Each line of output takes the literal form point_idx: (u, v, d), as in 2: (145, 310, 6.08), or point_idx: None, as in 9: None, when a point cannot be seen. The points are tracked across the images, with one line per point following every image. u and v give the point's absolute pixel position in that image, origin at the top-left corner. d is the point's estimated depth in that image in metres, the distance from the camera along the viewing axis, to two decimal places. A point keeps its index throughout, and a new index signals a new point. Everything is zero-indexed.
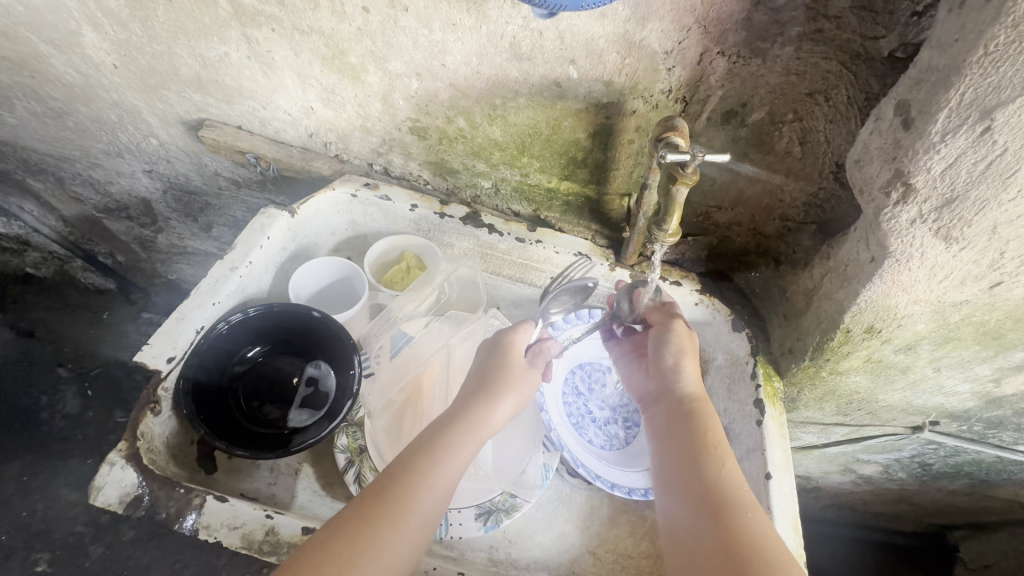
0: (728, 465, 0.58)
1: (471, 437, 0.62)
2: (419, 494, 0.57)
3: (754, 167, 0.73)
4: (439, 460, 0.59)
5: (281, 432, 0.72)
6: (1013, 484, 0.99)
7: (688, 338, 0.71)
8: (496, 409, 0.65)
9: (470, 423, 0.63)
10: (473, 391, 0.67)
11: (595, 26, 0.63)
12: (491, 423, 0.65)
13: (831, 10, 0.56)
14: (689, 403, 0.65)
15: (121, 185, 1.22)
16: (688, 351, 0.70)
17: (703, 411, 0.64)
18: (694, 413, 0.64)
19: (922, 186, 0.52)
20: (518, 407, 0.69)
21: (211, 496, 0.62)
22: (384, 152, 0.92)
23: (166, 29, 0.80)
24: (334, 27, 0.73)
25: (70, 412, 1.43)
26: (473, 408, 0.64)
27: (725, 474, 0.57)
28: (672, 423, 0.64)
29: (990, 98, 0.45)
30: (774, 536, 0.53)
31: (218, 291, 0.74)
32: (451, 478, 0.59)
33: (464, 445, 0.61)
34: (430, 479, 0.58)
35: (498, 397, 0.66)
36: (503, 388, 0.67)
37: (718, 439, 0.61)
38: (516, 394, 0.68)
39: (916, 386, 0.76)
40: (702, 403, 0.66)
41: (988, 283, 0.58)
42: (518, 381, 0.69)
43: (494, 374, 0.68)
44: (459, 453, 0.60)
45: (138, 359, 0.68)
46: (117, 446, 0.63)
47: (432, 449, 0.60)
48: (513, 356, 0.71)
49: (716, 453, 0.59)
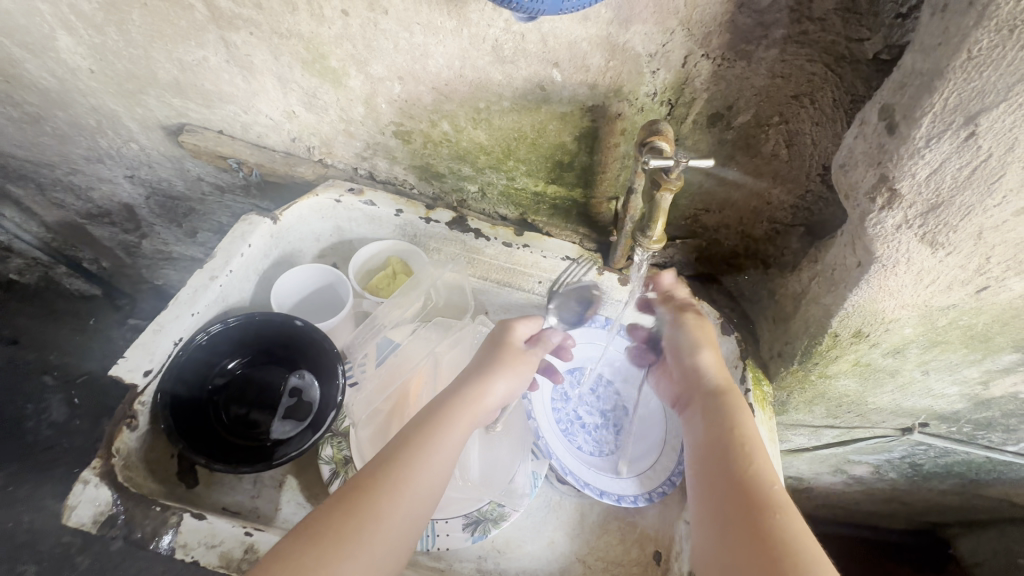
0: (760, 461, 0.55)
1: (466, 413, 0.61)
2: (416, 466, 0.55)
3: (741, 169, 0.72)
4: (434, 433, 0.58)
5: (263, 445, 0.71)
6: (1003, 483, 0.99)
7: (701, 329, 0.71)
8: (494, 389, 0.65)
9: (463, 399, 0.62)
10: (467, 372, 0.66)
11: (578, 28, 0.62)
12: (487, 400, 0.64)
13: (816, 12, 0.55)
14: (716, 395, 0.64)
15: (103, 191, 1.20)
16: (709, 343, 0.69)
17: (732, 403, 0.63)
18: (721, 406, 0.63)
19: (907, 192, 0.52)
20: (514, 387, 0.68)
21: (188, 513, 0.61)
22: (368, 156, 0.90)
23: (142, 33, 0.78)
24: (313, 31, 0.72)
25: (56, 421, 1.41)
26: (468, 385, 0.64)
27: (759, 471, 0.54)
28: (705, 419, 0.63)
29: (974, 103, 0.44)
30: (811, 536, 0.48)
31: (197, 301, 0.72)
32: (448, 452, 0.58)
33: (460, 420, 0.60)
34: (426, 451, 0.56)
35: (497, 376, 0.66)
36: (501, 368, 0.66)
37: (749, 433, 0.59)
38: (513, 375, 0.67)
39: (905, 389, 0.76)
40: (729, 395, 0.64)
41: (975, 287, 0.57)
42: (513, 359, 0.68)
43: (487, 354, 0.68)
44: (455, 428, 0.59)
45: (114, 373, 0.66)
46: (91, 464, 0.61)
47: (427, 423, 0.59)
48: (507, 337, 0.70)
49: (746, 450, 0.57)
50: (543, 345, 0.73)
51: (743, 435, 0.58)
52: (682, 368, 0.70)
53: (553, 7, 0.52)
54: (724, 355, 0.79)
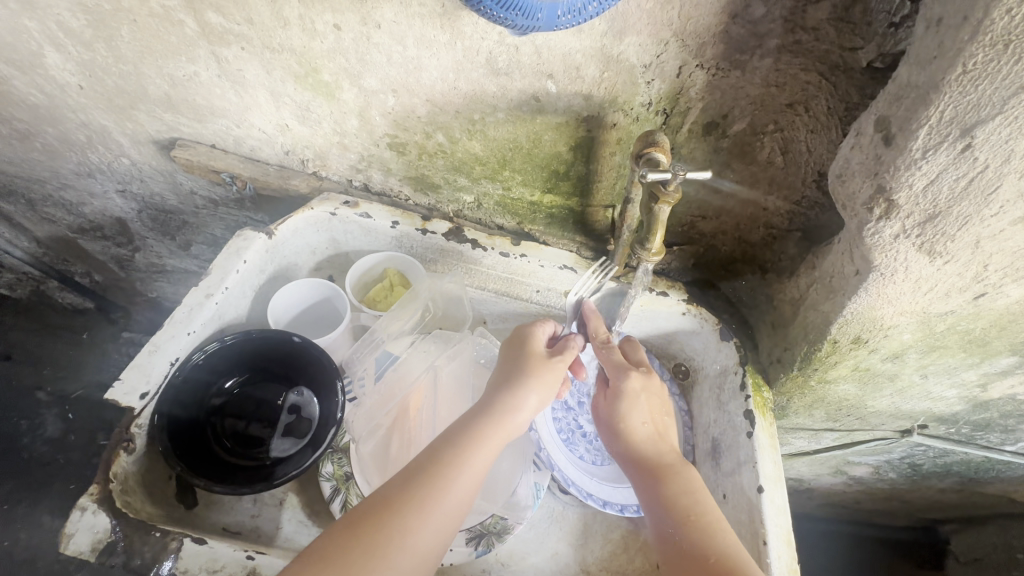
0: (707, 527, 0.58)
1: (497, 427, 0.60)
2: (446, 483, 0.54)
3: (737, 177, 0.72)
4: (465, 449, 0.57)
5: (263, 464, 0.70)
6: (1001, 481, 0.99)
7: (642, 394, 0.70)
8: (526, 401, 0.62)
9: (495, 413, 0.61)
10: (499, 383, 0.64)
11: (572, 40, 0.62)
12: (520, 413, 0.62)
13: (809, 22, 0.55)
14: (654, 465, 0.65)
15: (94, 206, 1.19)
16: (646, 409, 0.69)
17: (670, 473, 0.64)
18: (660, 478, 0.64)
19: (904, 202, 0.52)
20: (547, 397, 0.65)
21: (188, 538, 0.60)
22: (363, 168, 0.90)
23: (132, 49, 0.78)
24: (305, 45, 0.71)
25: (51, 437, 1.39)
26: (499, 396, 0.62)
27: (706, 536, 0.57)
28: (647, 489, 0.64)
29: (970, 115, 0.45)
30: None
31: (193, 320, 0.71)
32: (478, 469, 0.57)
33: (491, 435, 0.59)
34: (456, 467, 0.55)
35: (527, 387, 0.63)
36: (531, 378, 0.64)
37: (691, 498, 0.61)
38: (546, 385, 0.65)
39: (904, 393, 0.76)
40: (667, 465, 0.65)
41: (973, 294, 0.57)
42: (546, 368, 0.66)
43: (519, 363, 0.66)
44: (485, 444, 0.58)
45: (109, 397, 0.65)
46: (88, 490, 0.61)
47: (458, 437, 0.58)
48: (538, 345, 0.69)
49: (690, 518, 0.59)
50: (568, 352, 0.69)
51: (685, 505, 0.60)
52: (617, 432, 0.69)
53: (548, 23, 0.52)
54: (723, 361, 0.80)
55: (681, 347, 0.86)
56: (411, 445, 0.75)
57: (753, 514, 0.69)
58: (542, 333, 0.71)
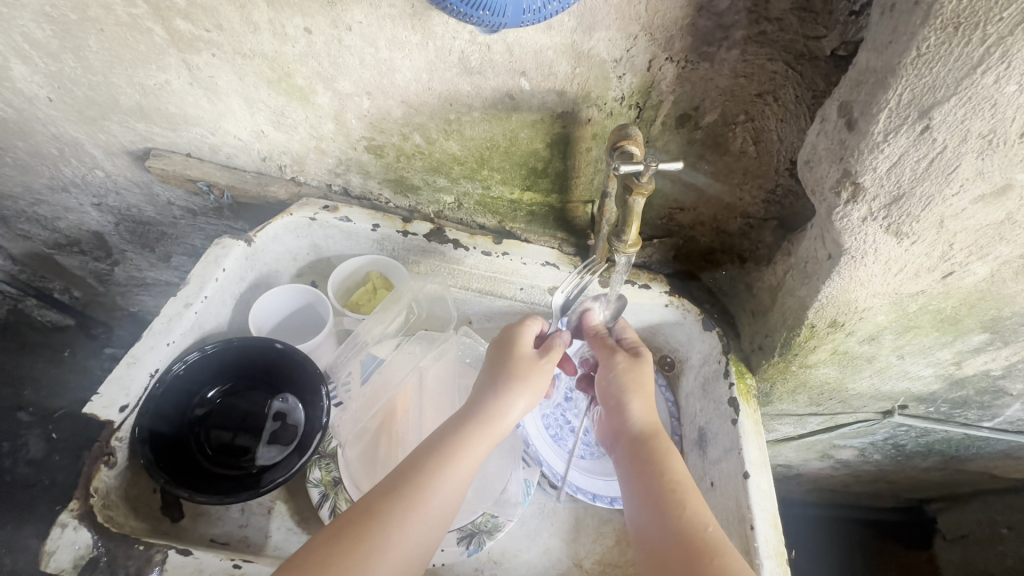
0: (691, 505, 0.56)
1: (483, 435, 0.59)
2: (428, 492, 0.54)
3: (712, 168, 0.73)
4: (447, 457, 0.57)
5: (249, 472, 0.69)
6: (982, 457, 1.01)
7: (631, 373, 0.69)
8: (513, 406, 0.62)
9: (480, 420, 0.60)
10: (486, 386, 0.64)
11: (543, 37, 0.63)
12: (505, 418, 0.62)
13: (773, 13, 0.56)
14: (641, 444, 0.63)
15: (70, 220, 1.17)
16: (637, 388, 0.68)
17: (664, 451, 0.62)
18: (649, 454, 0.62)
19: (870, 184, 0.53)
20: (535, 400, 0.65)
21: (173, 550, 0.60)
22: (342, 172, 0.90)
23: (100, 59, 0.77)
24: (276, 50, 0.71)
25: (34, 457, 1.36)
26: (486, 402, 0.62)
27: (691, 514, 0.56)
28: (635, 467, 0.62)
29: (926, 97, 0.46)
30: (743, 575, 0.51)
31: (172, 330, 0.71)
32: (461, 478, 0.57)
33: (476, 442, 0.59)
34: (439, 477, 0.55)
35: (513, 391, 0.63)
36: (517, 381, 0.64)
37: (681, 477, 0.59)
38: (533, 387, 0.65)
39: (882, 374, 0.78)
40: (656, 441, 0.63)
41: (941, 273, 0.59)
42: (533, 370, 0.65)
43: (504, 364, 0.65)
44: (470, 451, 0.58)
45: (88, 411, 0.64)
46: (68, 506, 0.60)
47: (442, 444, 0.58)
48: (525, 345, 0.68)
49: (677, 495, 0.57)
50: (553, 350, 0.68)
51: (674, 479, 0.59)
52: (609, 407, 0.69)
53: (515, 19, 0.52)
54: (705, 349, 0.81)
55: (665, 338, 0.87)
56: (399, 447, 0.75)
57: (740, 499, 0.70)
58: (529, 329, 0.70)
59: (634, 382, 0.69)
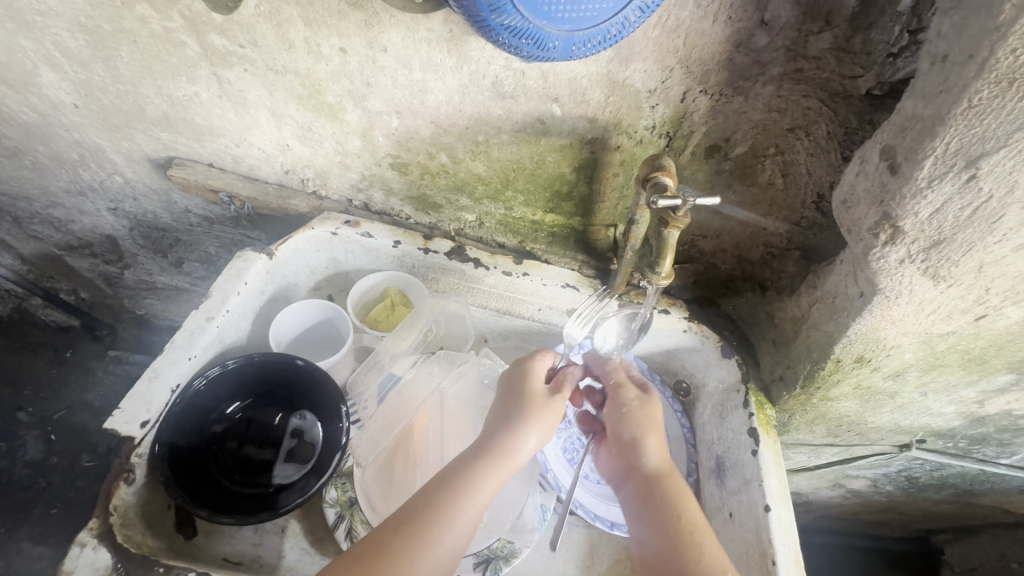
0: (709, 549, 0.56)
1: (494, 471, 0.58)
2: (438, 530, 0.54)
3: (738, 198, 0.73)
4: (458, 494, 0.56)
5: (266, 491, 0.69)
6: (996, 492, 1.01)
7: (643, 410, 0.67)
8: (526, 441, 0.60)
9: (491, 456, 0.59)
10: (499, 420, 0.62)
11: (579, 66, 0.63)
12: (518, 454, 0.60)
13: (811, 51, 0.57)
14: (657, 483, 0.62)
15: (84, 223, 1.17)
16: (651, 427, 0.65)
17: (676, 492, 0.61)
18: (664, 495, 0.60)
19: (910, 229, 0.53)
20: (548, 435, 0.63)
21: (193, 573, 0.59)
22: (364, 187, 0.90)
23: (131, 69, 0.77)
24: (310, 67, 0.71)
25: (32, 459, 1.35)
26: (497, 437, 0.60)
27: (709, 560, 0.55)
28: (649, 507, 0.60)
29: (975, 147, 0.46)
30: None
31: (194, 344, 0.70)
32: (471, 516, 0.56)
33: (487, 478, 0.57)
34: (449, 514, 0.55)
35: (525, 425, 0.61)
36: (529, 415, 0.62)
37: (697, 517, 0.59)
38: (547, 422, 0.63)
39: (904, 409, 0.78)
40: (671, 479, 0.62)
41: (974, 315, 0.59)
42: (545, 406, 0.63)
43: (517, 398, 0.64)
44: (481, 489, 0.56)
45: (109, 426, 0.64)
46: (88, 525, 0.59)
47: (453, 481, 0.57)
48: (536, 380, 0.66)
49: (695, 538, 0.57)
50: (565, 389, 0.66)
51: (692, 522, 0.58)
52: (620, 444, 0.66)
53: (563, 53, 0.52)
54: (724, 377, 0.81)
55: (681, 363, 0.87)
56: (416, 469, 0.74)
57: (761, 533, 0.69)
58: (540, 366, 0.68)
59: (646, 418, 0.66)
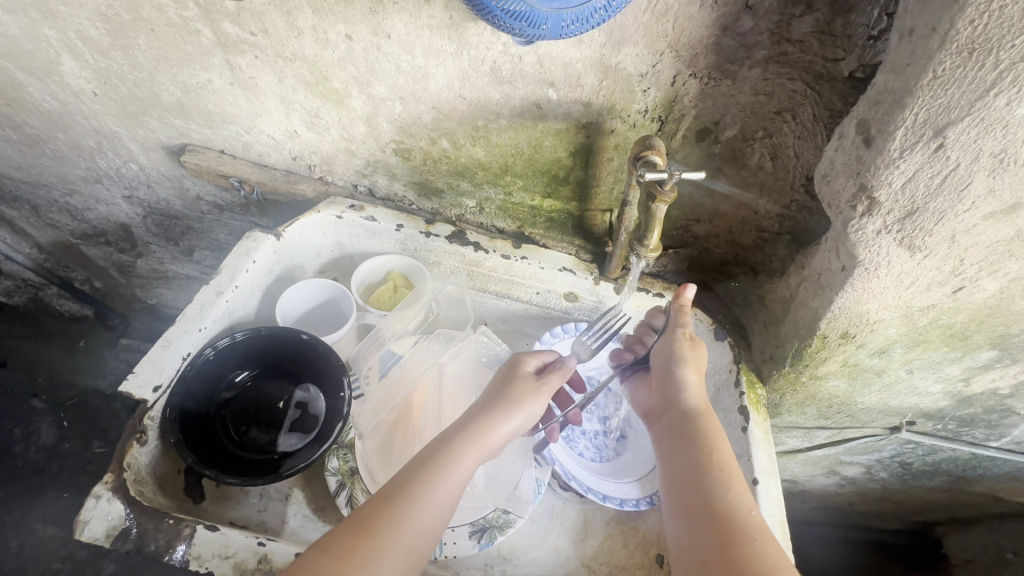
0: (738, 489, 0.56)
1: (468, 451, 0.59)
2: (411, 510, 0.55)
3: (728, 181, 0.75)
4: (435, 473, 0.57)
5: (272, 457, 0.72)
6: (989, 479, 1.02)
7: (691, 350, 0.69)
8: (498, 423, 0.62)
9: (466, 436, 0.60)
10: (476, 404, 0.65)
11: (572, 51, 0.66)
12: (494, 436, 0.62)
13: (794, 35, 0.59)
14: (694, 419, 0.63)
15: (99, 211, 1.21)
16: (695, 364, 0.68)
17: (711, 427, 0.62)
18: (700, 431, 0.62)
19: (885, 200, 0.55)
20: (526, 422, 0.65)
21: (200, 526, 0.62)
22: (368, 173, 0.93)
23: (148, 57, 0.81)
24: (317, 54, 0.74)
25: (46, 444, 1.39)
26: (474, 420, 0.62)
27: (738, 497, 0.56)
28: (681, 440, 0.62)
29: (941, 117, 0.48)
30: (778, 557, 0.51)
31: (204, 317, 0.74)
32: (446, 494, 0.57)
33: (460, 458, 0.59)
34: (424, 492, 0.56)
35: (502, 411, 0.63)
36: (505, 402, 0.64)
37: (727, 453, 0.60)
38: (523, 409, 0.65)
39: (891, 389, 0.79)
40: (709, 419, 0.63)
41: (952, 288, 0.61)
42: (523, 393, 0.65)
43: (497, 389, 0.66)
44: (455, 467, 0.58)
45: (124, 389, 0.67)
46: (103, 478, 0.62)
47: (427, 461, 0.58)
48: (516, 371, 0.68)
49: (726, 473, 0.57)
50: (550, 375, 0.68)
51: (724, 458, 0.59)
52: (659, 381, 0.69)
53: (553, 32, 0.54)
54: (715, 359, 0.82)
55: None
56: (416, 440, 0.76)
57: None
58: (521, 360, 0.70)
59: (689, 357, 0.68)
